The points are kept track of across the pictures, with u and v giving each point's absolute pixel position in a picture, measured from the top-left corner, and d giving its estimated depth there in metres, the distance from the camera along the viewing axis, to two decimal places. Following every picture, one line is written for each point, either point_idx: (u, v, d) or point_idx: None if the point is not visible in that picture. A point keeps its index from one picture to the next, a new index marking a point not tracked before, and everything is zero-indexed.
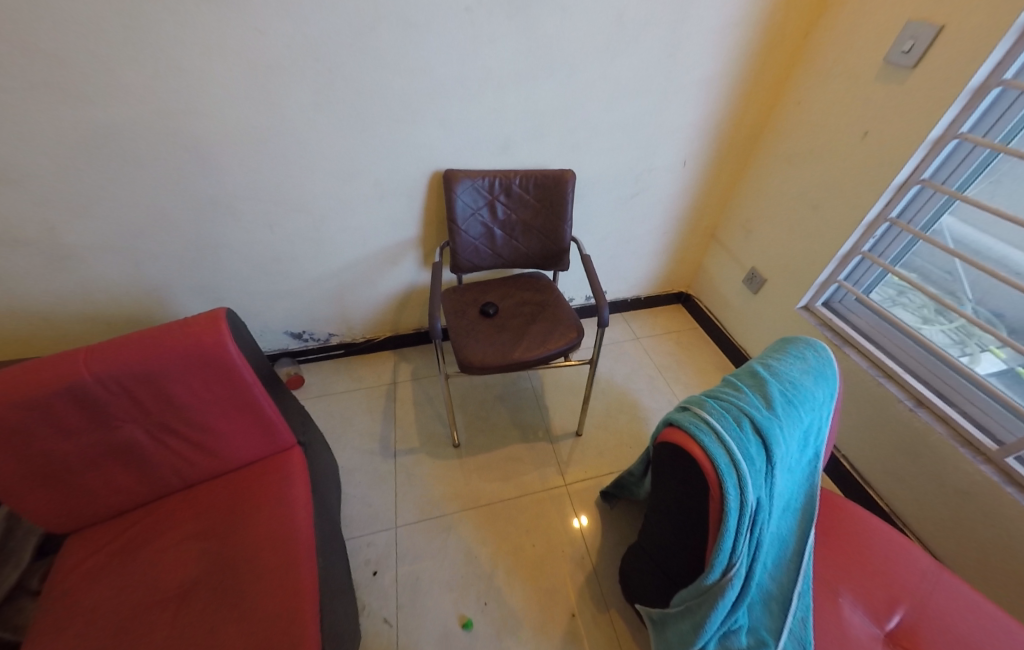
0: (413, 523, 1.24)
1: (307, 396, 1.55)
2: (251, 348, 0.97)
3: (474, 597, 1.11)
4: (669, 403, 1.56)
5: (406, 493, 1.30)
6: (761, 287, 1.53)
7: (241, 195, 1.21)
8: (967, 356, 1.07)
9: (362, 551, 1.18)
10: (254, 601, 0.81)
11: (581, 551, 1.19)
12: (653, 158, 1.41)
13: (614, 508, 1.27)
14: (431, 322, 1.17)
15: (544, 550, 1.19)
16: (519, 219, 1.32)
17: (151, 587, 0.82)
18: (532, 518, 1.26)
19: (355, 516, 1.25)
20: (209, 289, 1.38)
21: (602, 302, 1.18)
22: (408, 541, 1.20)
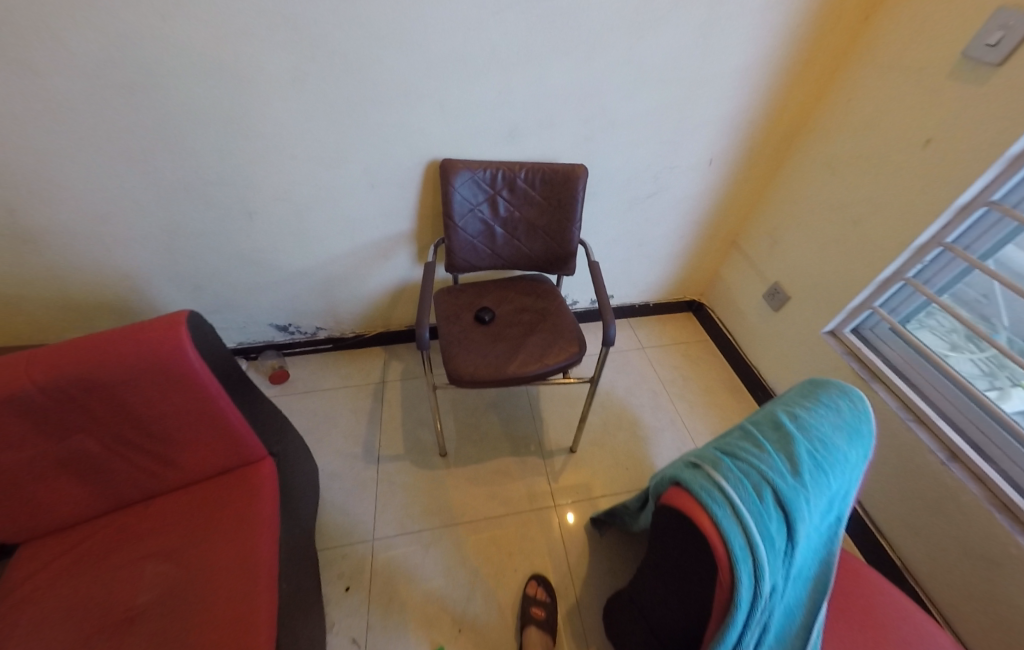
0: (391, 537, 1.18)
1: (291, 391, 1.50)
2: (218, 354, 0.88)
3: (448, 622, 1.05)
4: (671, 423, 1.47)
5: (387, 503, 1.24)
6: (782, 305, 1.40)
7: (218, 178, 1.13)
8: (995, 390, 0.98)
9: (335, 564, 1.13)
10: (206, 633, 0.74)
11: (566, 580, 1.12)
12: (675, 156, 1.26)
13: (604, 534, 1.20)
14: (417, 329, 1.07)
15: (526, 575, 1.13)
16: (522, 217, 1.19)
17: (96, 611, 0.75)
18: (517, 539, 1.19)
19: (332, 525, 1.19)
20: (187, 276, 1.31)
21: (608, 318, 1.05)
22: (383, 556, 1.15)
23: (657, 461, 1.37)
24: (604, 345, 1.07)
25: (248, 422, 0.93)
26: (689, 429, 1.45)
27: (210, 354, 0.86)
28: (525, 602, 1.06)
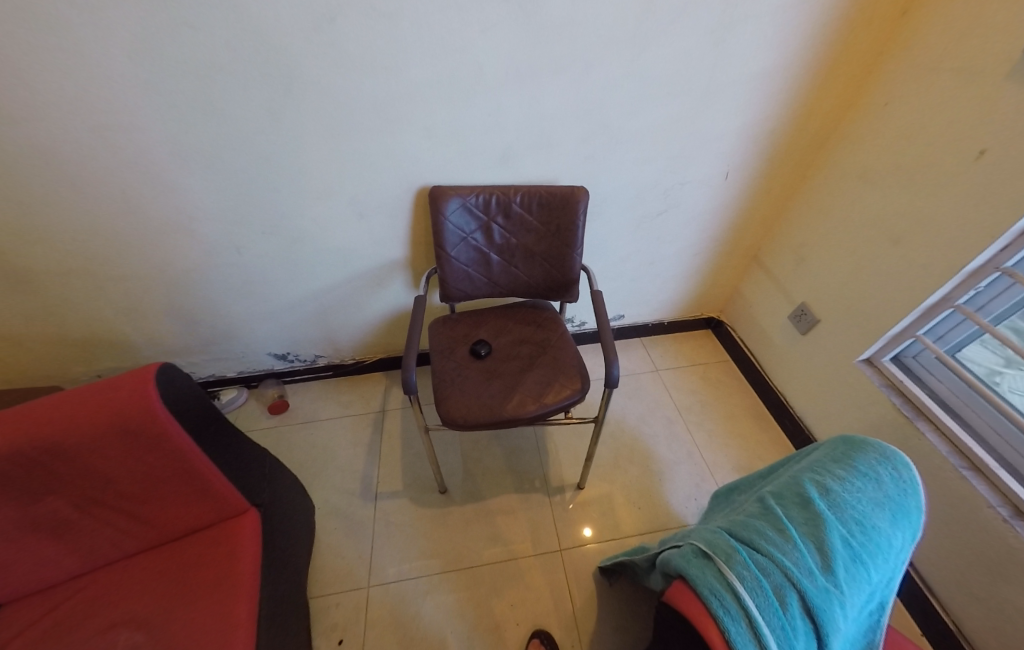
0: (387, 584, 1.12)
1: (290, 422, 1.47)
2: (195, 407, 0.84)
3: None
4: (688, 455, 1.36)
5: (384, 545, 1.18)
6: (810, 328, 1.28)
7: (204, 214, 1.09)
8: None
9: (328, 614, 1.07)
10: None
11: (572, 637, 1.04)
12: (687, 171, 1.16)
13: (614, 583, 1.11)
14: (403, 372, 0.96)
15: (529, 631, 1.05)
16: (519, 244, 1.12)
17: None
18: (520, 588, 1.11)
19: (326, 569, 1.14)
20: (182, 309, 1.29)
21: (611, 355, 0.96)
22: (378, 605, 1.09)
23: (673, 500, 1.26)
24: (608, 386, 0.98)
25: (229, 473, 0.89)
26: (708, 462, 1.34)
27: (186, 409, 0.82)
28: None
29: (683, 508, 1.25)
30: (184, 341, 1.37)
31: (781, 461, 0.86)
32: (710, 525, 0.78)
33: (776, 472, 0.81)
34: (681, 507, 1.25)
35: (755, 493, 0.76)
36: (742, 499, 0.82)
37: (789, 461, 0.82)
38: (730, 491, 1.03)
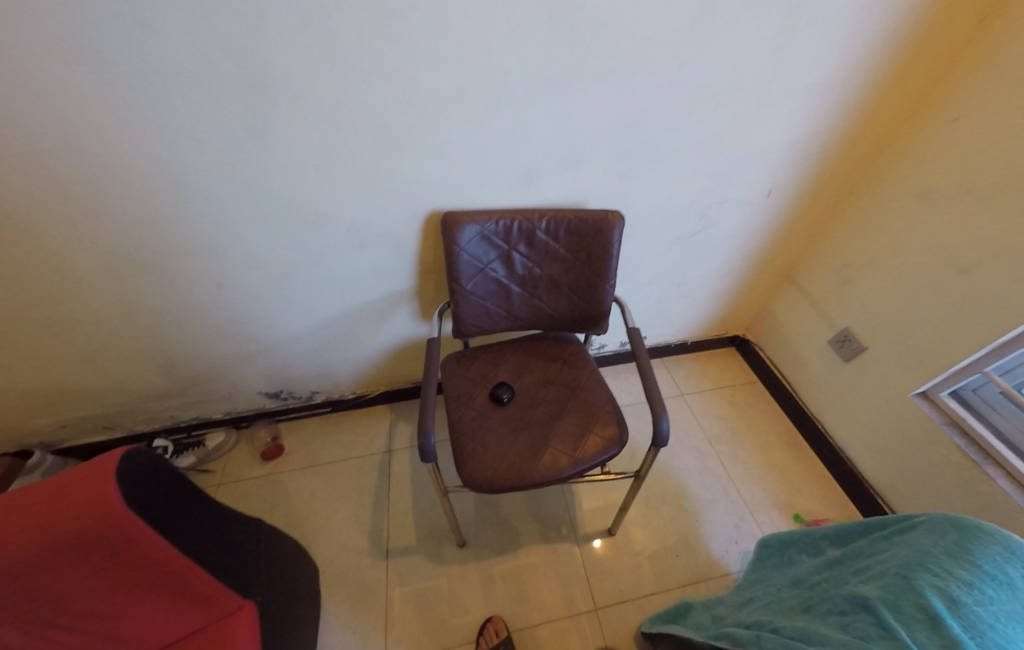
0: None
1: (287, 468, 1.35)
2: (169, 496, 0.71)
3: None
4: (723, 493, 1.29)
5: (399, 614, 1.11)
6: (854, 355, 1.19)
7: (176, 252, 0.94)
8: None
9: None
10: None
11: None
12: (727, 188, 1.05)
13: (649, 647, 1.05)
14: (420, 435, 0.83)
15: None
16: (543, 274, 0.98)
17: None
18: None
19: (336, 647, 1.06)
20: (155, 353, 1.13)
21: (657, 408, 0.84)
22: None
23: (712, 545, 1.20)
24: (653, 443, 0.87)
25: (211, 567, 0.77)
26: (745, 501, 1.27)
27: (157, 500, 0.68)
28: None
29: (724, 555, 1.18)
30: (159, 386, 1.22)
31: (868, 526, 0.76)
32: (796, 614, 0.68)
33: (870, 545, 0.71)
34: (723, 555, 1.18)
35: (851, 580, 0.66)
36: (828, 577, 0.72)
37: (883, 531, 0.72)
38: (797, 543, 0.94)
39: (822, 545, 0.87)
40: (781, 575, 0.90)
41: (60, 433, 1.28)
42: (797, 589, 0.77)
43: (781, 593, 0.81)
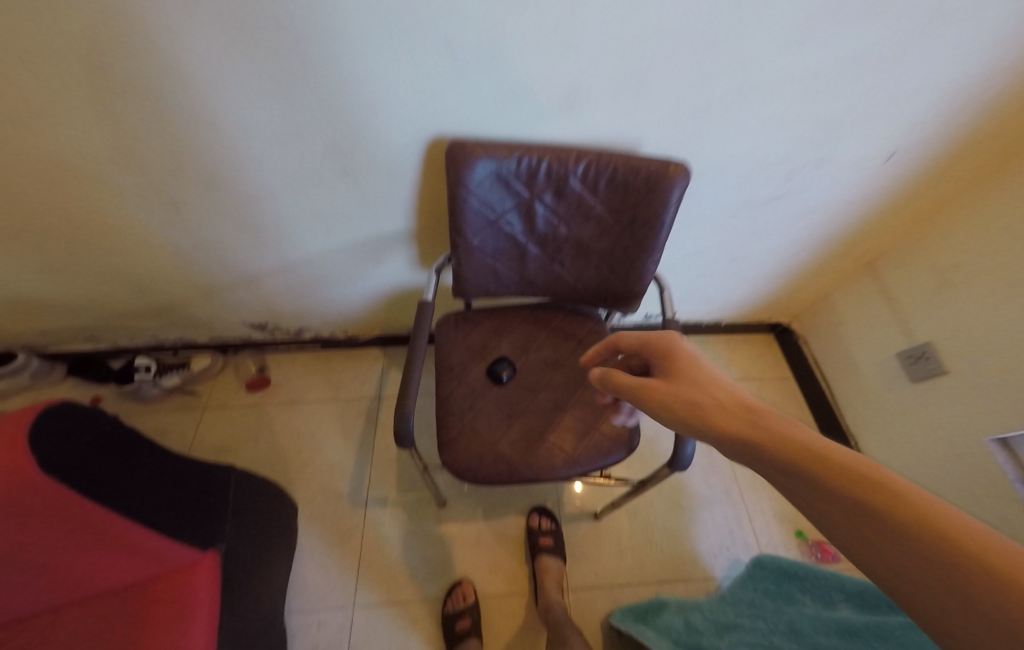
0: (373, 606, 1.18)
1: (273, 400, 1.40)
2: (105, 460, 0.75)
3: None
4: (725, 494, 1.42)
5: (372, 560, 1.24)
6: (928, 376, 1.00)
7: (115, 162, 0.76)
8: None
9: (311, 631, 1.15)
10: None
11: None
12: (830, 148, 0.80)
13: (594, 624, 1.20)
14: (399, 416, 0.74)
15: None
16: (569, 235, 0.78)
17: None
18: (511, 619, 1.19)
19: (312, 582, 1.21)
20: (118, 271, 1.01)
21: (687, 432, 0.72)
22: (363, 625, 1.16)
23: (702, 547, 1.32)
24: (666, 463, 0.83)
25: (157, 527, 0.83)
26: None
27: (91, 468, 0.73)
28: (534, 536, 1.26)
29: (709, 558, 1.30)
30: (131, 304, 1.13)
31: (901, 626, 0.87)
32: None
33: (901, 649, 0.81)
34: (707, 557, 1.31)
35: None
36: (833, 647, 0.86)
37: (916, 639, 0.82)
38: (808, 583, 1.09)
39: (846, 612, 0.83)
40: (778, 609, 1.05)
41: (43, 339, 1.25)
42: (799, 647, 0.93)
43: (774, 636, 0.96)
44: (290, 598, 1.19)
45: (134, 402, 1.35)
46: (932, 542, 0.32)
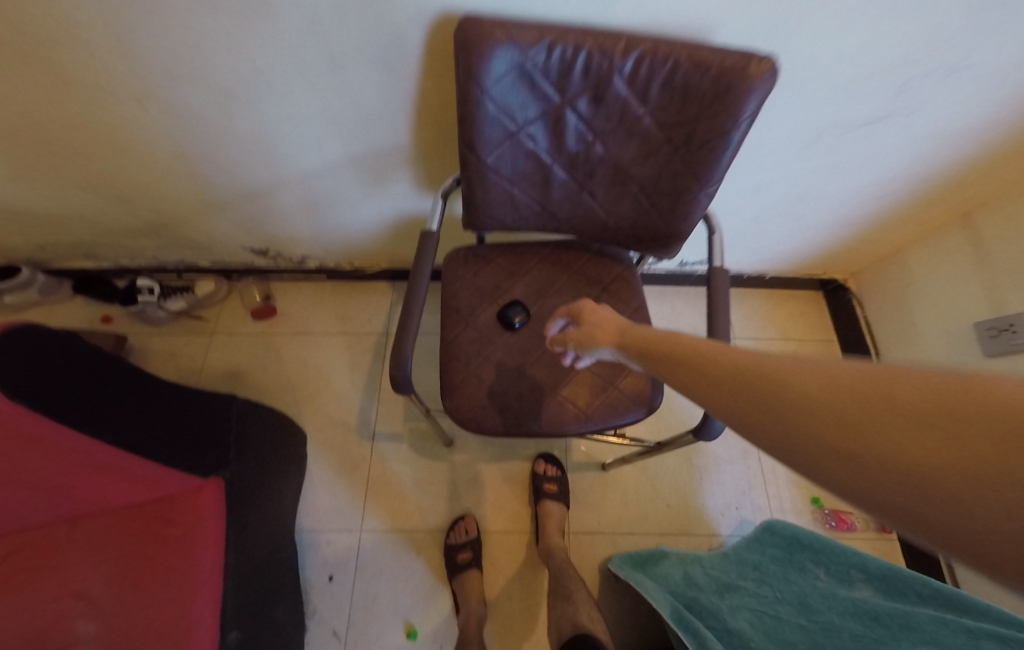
0: (378, 533, 1.21)
1: (280, 329, 1.35)
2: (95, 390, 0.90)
3: (428, 613, 1.15)
4: (743, 456, 1.35)
5: (377, 490, 1.25)
6: (1009, 352, 0.86)
7: (62, 38, 0.63)
8: None
9: (320, 550, 1.20)
10: None
11: (534, 594, 1.17)
12: (963, 50, 0.60)
13: (594, 567, 1.21)
14: (396, 361, 0.66)
15: (518, 606, 1.16)
16: (606, 156, 0.64)
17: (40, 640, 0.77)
18: (512, 556, 1.21)
19: (320, 506, 1.24)
20: (100, 180, 0.92)
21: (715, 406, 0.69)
22: (369, 548, 1.20)
23: (710, 504, 1.29)
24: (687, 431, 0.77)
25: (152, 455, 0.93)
26: None
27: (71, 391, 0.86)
28: (539, 481, 1.24)
29: (716, 515, 1.27)
30: (123, 220, 1.05)
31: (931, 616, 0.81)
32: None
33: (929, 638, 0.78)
34: (713, 514, 1.27)
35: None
36: (856, 631, 0.84)
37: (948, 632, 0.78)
38: (825, 555, 1.01)
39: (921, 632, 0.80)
40: (788, 580, 0.99)
41: (43, 253, 1.21)
42: (806, 621, 0.89)
43: (780, 606, 0.94)
44: (301, 519, 1.22)
45: (143, 323, 1.33)
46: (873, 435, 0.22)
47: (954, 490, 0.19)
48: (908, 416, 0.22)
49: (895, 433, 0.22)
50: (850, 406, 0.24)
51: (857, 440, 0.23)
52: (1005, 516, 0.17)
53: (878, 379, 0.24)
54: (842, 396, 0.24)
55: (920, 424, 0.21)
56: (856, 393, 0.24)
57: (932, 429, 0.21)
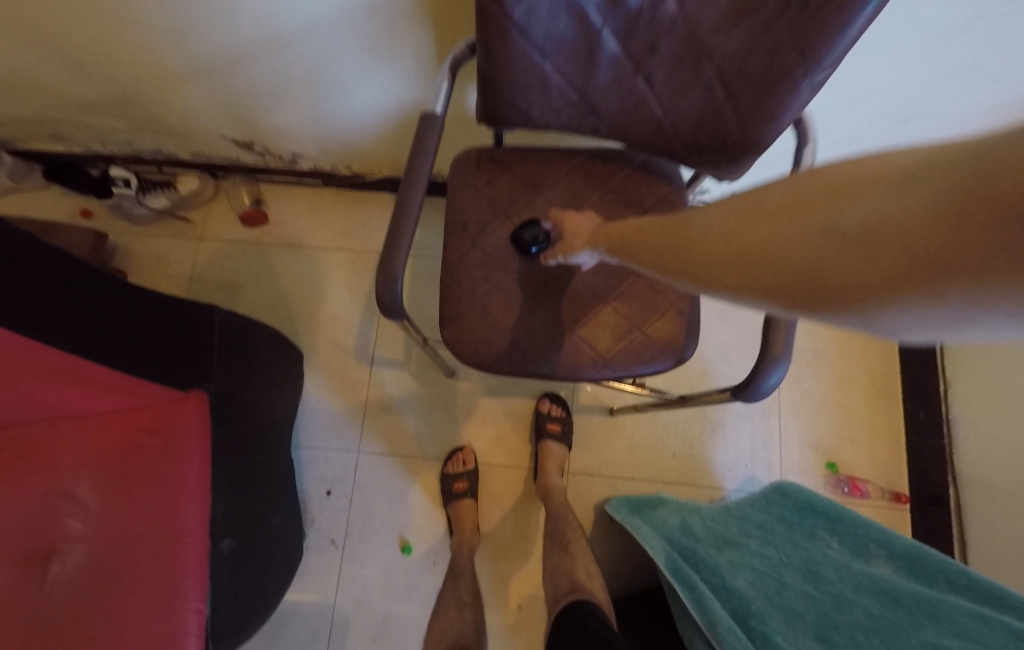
0: (375, 455, 1.19)
1: (273, 237, 1.23)
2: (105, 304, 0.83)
3: (422, 532, 1.16)
4: (762, 412, 1.26)
5: (375, 415, 1.21)
6: None
7: None
8: None
9: (318, 466, 1.18)
10: (126, 590, 0.75)
11: (529, 526, 1.16)
12: None
13: (591, 507, 1.19)
14: (382, 279, 0.58)
15: (512, 535, 1.16)
16: (682, 20, 0.51)
17: (38, 531, 0.79)
18: (510, 489, 1.18)
19: (318, 425, 1.20)
20: (39, 34, 0.76)
21: (766, 360, 0.61)
22: (367, 468, 1.18)
23: (718, 456, 1.23)
24: (727, 388, 0.68)
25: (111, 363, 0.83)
26: None
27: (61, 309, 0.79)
28: (542, 420, 1.18)
29: (722, 469, 1.22)
30: (82, 90, 0.90)
31: (965, 609, 0.77)
32: (802, 626, 0.80)
33: (958, 631, 0.74)
34: (720, 468, 1.22)
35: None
36: (870, 608, 0.81)
37: (982, 628, 0.73)
38: (840, 525, 0.96)
39: (947, 623, 0.75)
40: (796, 545, 0.95)
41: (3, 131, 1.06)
42: (814, 589, 0.85)
43: (786, 571, 0.89)
44: (298, 436, 1.19)
45: (127, 222, 1.22)
46: (751, 234, 0.36)
47: (783, 241, 0.32)
48: (775, 212, 0.34)
49: (762, 226, 0.35)
50: (750, 230, 0.36)
51: (748, 245, 0.36)
52: (810, 240, 0.30)
53: (762, 200, 0.36)
54: (737, 216, 0.38)
55: (776, 214, 0.34)
56: (754, 210, 0.36)
57: (782, 215, 0.33)
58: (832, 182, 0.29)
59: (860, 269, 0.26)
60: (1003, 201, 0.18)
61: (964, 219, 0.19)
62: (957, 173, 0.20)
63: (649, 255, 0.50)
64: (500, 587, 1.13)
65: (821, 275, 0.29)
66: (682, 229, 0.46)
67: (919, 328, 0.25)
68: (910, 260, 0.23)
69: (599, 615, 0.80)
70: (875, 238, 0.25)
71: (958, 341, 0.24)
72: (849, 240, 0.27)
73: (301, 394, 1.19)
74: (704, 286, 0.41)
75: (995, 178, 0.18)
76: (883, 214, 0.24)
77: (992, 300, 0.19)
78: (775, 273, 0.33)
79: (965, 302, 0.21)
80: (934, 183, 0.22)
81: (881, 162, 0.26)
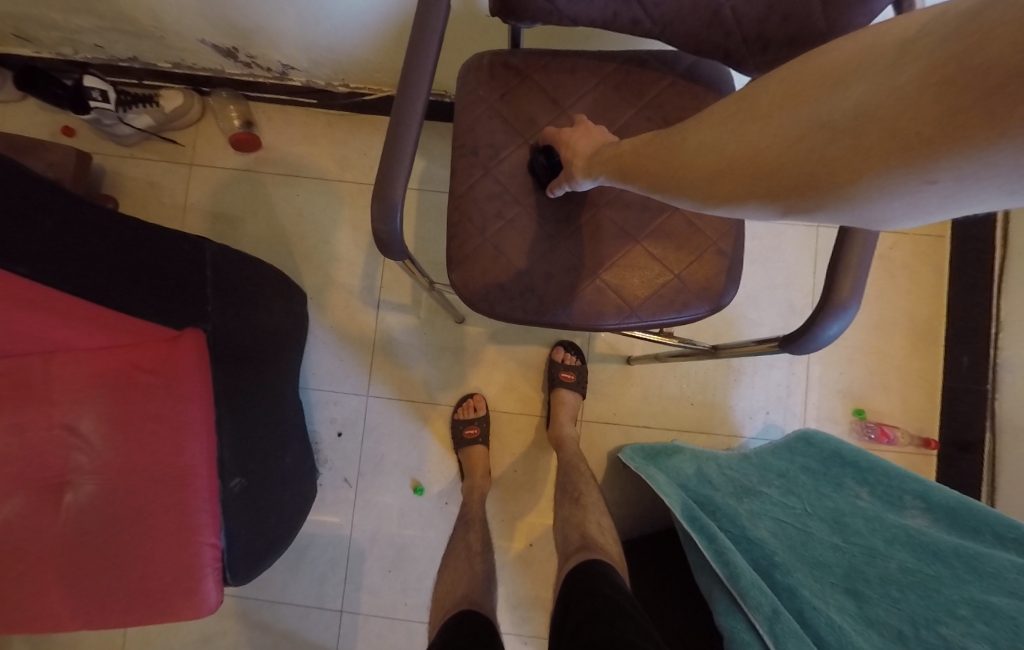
0: (384, 398, 1.16)
1: (267, 163, 1.13)
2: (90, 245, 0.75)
3: (432, 474, 1.15)
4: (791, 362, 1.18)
5: (383, 359, 1.16)
6: None
7: None
8: None
9: (328, 408, 1.16)
10: (142, 523, 0.76)
11: (540, 472, 1.15)
12: None
13: (603, 454, 1.16)
14: (379, 201, 0.50)
15: (524, 480, 1.14)
16: None
17: (46, 464, 0.78)
18: (522, 436, 1.16)
19: (324, 367, 1.17)
20: None
21: (830, 308, 0.52)
22: (377, 410, 1.16)
23: (736, 406, 1.17)
24: (777, 338, 0.60)
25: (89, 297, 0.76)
26: None
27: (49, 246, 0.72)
28: (556, 368, 1.12)
29: (742, 418, 1.16)
30: None
31: (1014, 565, 0.71)
32: (830, 579, 0.77)
33: (1007, 589, 0.69)
34: (739, 416, 1.16)
35: (940, 615, 0.67)
36: (904, 561, 0.77)
37: None
38: (872, 476, 0.92)
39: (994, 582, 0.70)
40: (822, 495, 0.92)
41: None
42: (842, 541, 0.82)
43: (811, 521, 0.86)
44: (305, 378, 1.16)
45: (112, 142, 1.12)
46: (739, 135, 0.34)
47: (770, 142, 0.31)
48: (762, 111, 0.32)
49: (750, 127, 0.33)
50: (734, 132, 0.35)
51: (735, 149, 0.34)
52: (796, 136, 0.29)
53: (751, 98, 0.34)
54: (724, 121, 0.36)
55: (765, 111, 0.32)
56: (743, 110, 0.35)
57: (769, 112, 0.32)
58: (826, 68, 0.28)
59: (848, 158, 0.25)
60: (1001, 65, 0.17)
61: (958, 87, 0.19)
62: (951, 39, 0.19)
63: (632, 167, 0.48)
64: (510, 526, 1.13)
65: (805, 170, 0.28)
66: (665, 137, 0.45)
67: (909, 208, 0.25)
68: (899, 140, 0.22)
69: (613, 579, 0.76)
70: (864, 122, 0.24)
71: (951, 217, 0.25)
72: (834, 129, 0.26)
73: (307, 337, 1.14)
74: (684, 196, 0.41)
75: (993, 39, 0.17)
76: (870, 97, 0.24)
77: (986, 167, 0.19)
78: (759, 174, 0.32)
79: (959, 174, 0.21)
80: (928, 54, 0.20)
81: (871, 41, 0.25)
